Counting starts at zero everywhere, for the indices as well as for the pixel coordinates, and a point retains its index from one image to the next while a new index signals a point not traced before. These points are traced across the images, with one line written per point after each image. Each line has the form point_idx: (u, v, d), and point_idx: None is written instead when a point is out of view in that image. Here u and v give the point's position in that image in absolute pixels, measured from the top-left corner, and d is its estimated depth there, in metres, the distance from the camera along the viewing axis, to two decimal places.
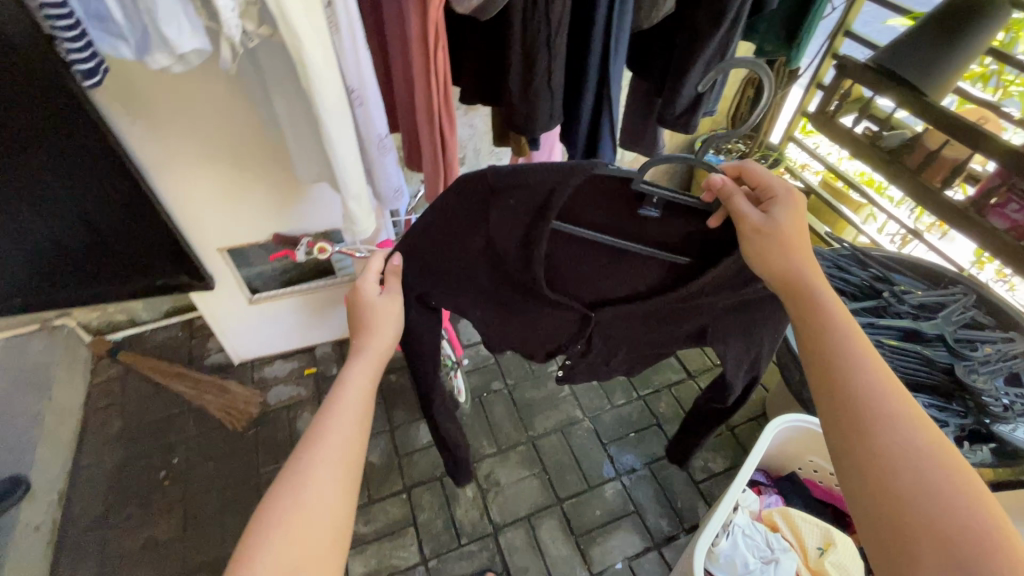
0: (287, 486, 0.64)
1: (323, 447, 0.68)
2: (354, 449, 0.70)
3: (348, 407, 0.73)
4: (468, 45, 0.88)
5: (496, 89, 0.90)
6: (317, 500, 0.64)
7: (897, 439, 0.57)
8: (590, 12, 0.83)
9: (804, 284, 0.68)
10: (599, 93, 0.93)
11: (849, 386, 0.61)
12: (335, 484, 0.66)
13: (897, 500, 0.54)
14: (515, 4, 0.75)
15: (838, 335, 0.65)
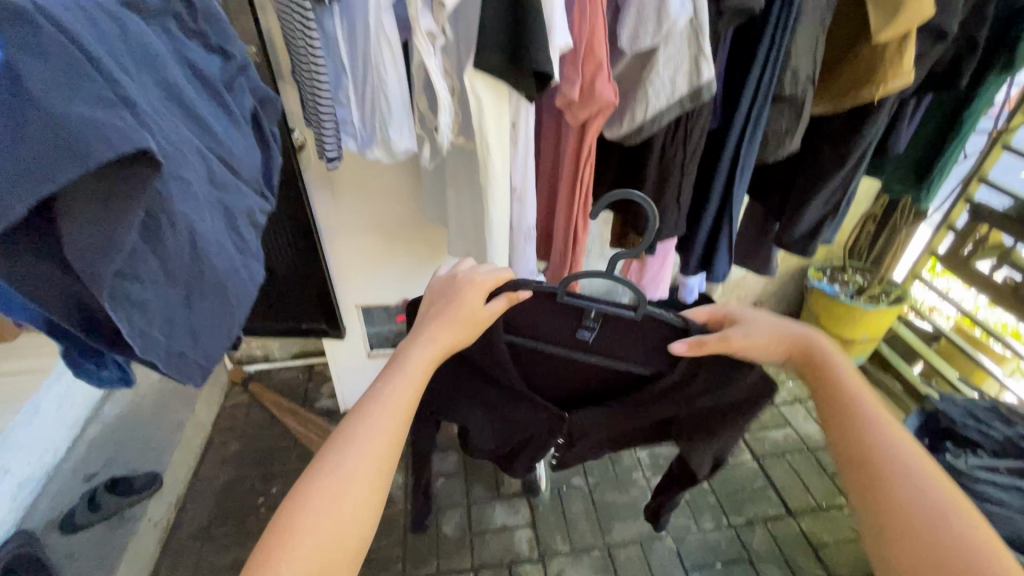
0: (307, 490, 0.51)
1: (356, 443, 0.55)
2: (392, 446, 0.57)
3: (395, 397, 0.60)
4: (608, 163, 1.03)
5: (627, 199, 1.04)
6: (342, 506, 0.51)
7: (911, 485, 0.52)
8: (722, 145, 0.96)
9: (813, 350, 0.66)
10: (722, 212, 1.03)
11: (854, 432, 0.57)
12: (363, 485, 0.53)
13: (914, 564, 0.48)
14: (657, 136, 0.90)
15: (846, 386, 0.61)
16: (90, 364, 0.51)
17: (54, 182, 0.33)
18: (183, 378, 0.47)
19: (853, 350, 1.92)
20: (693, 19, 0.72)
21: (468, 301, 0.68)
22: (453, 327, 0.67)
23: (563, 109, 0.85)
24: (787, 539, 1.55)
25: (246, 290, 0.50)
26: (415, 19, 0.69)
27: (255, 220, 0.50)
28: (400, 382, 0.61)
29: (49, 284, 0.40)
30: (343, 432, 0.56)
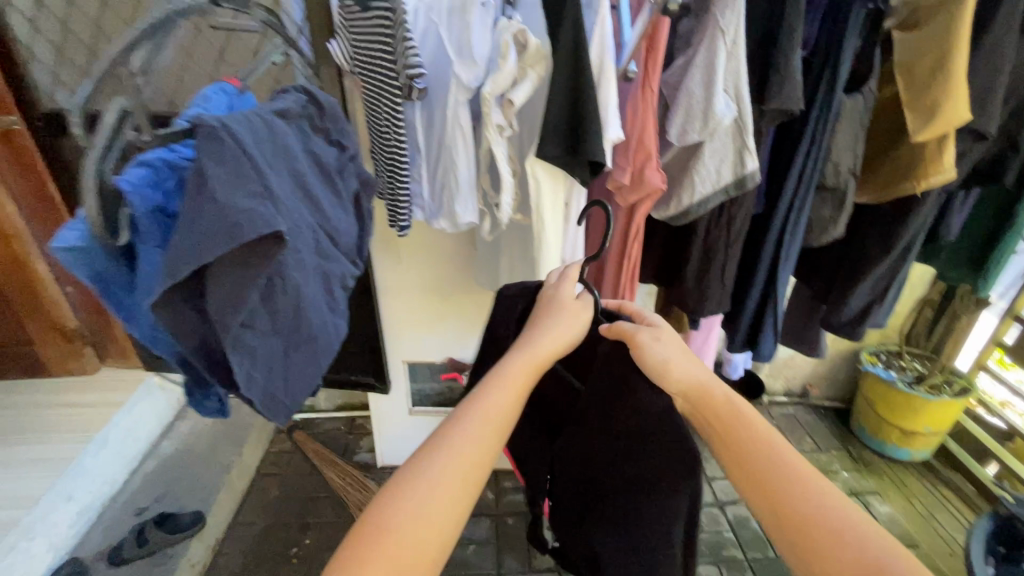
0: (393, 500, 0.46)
1: (447, 453, 0.49)
2: (483, 462, 0.51)
3: (494, 408, 0.53)
4: (654, 240, 1.09)
5: (672, 274, 1.08)
6: (425, 521, 0.46)
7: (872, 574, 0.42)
8: (765, 229, 1.00)
9: (707, 389, 0.55)
10: (766, 292, 1.05)
11: (787, 512, 0.47)
12: (448, 502, 0.47)
13: None
14: (702, 218, 0.96)
15: (754, 434, 0.51)
16: (196, 392, 0.57)
17: (212, 256, 0.39)
18: (271, 418, 0.53)
19: (917, 442, 1.80)
20: (738, 118, 0.80)
21: (574, 316, 0.62)
22: (557, 341, 0.60)
23: (613, 192, 0.93)
24: None
25: (331, 344, 0.56)
26: (487, 116, 0.79)
27: (344, 286, 0.58)
28: (498, 392, 0.54)
29: (187, 331, 0.45)
30: (434, 441, 0.50)
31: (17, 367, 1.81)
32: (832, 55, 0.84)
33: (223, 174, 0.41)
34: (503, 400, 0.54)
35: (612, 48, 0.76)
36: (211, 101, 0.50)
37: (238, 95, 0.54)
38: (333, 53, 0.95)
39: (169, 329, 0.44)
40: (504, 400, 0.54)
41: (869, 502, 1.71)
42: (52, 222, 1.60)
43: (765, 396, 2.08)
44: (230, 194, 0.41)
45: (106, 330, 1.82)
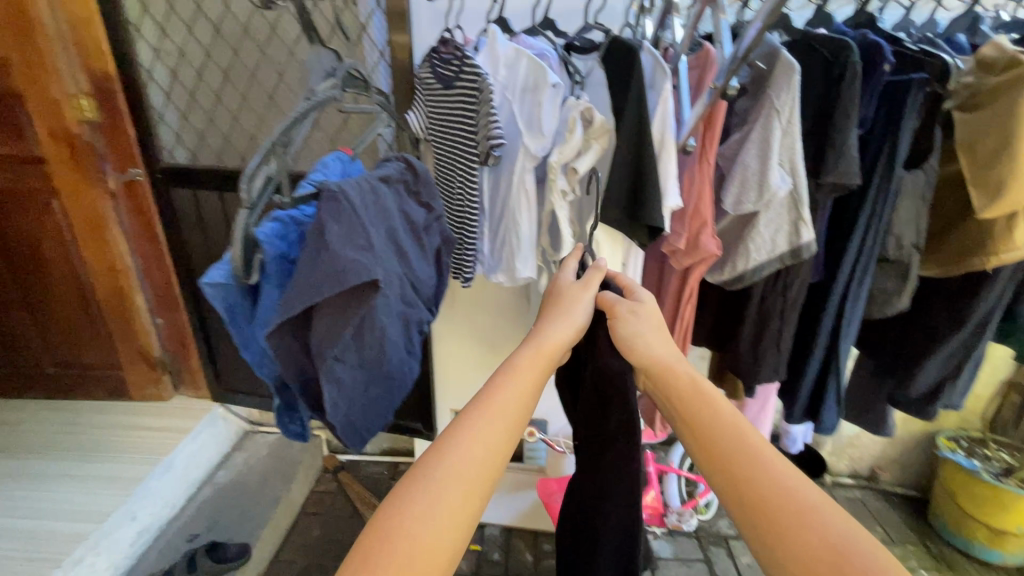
0: (400, 508, 0.43)
1: (452, 454, 0.47)
2: (494, 465, 0.48)
3: (501, 407, 0.51)
4: (707, 304, 1.10)
5: (726, 338, 1.08)
6: (436, 530, 0.43)
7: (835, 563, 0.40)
8: (824, 298, 0.99)
9: (673, 375, 0.55)
10: (826, 362, 1.03)
11: (751, 493, 0.45)
12: (454, 506, 0.44)
13: None
14: (757, 285, 0.97)
15: (723, 422, 0.50)
16: (284, 416, 0.64)
17: (322, 294, 0.47)
18: (348, 446, 0.58)
19: (1009, 544, 1.62)
20: (793, 191, 0.83)
21: (576, 298, 0.61)
22: (565, 330, 0.58)
23: (668, 255, 0.97)
24: None
25: (405, 382, 0.61)
26: (551, 182, 0.87)
27: (420, 330, 0.63)
28: (506, 394, 0.52)
29: (289, 357, 0.53)
30: (440, 447, 0.48)
31: (103, 388, 1.98)
32: (890, 133, 0.86)
33: (338, 228, 0.49)
34: (514, 400, 0.52)
35: (672, 123, 0.82)
36: (329, 167, 0.63)
37: (347, 164, 0.66)
38: (410, 122, 1.05)
39: (279, 355, 0.53)
40: (513, 402, 0.51)
41: None
42: (153, 259, 1.81)
43: (827, 476, 1.94)
44: (343, 245, 0.48)
45: (183, 359, 1.98)
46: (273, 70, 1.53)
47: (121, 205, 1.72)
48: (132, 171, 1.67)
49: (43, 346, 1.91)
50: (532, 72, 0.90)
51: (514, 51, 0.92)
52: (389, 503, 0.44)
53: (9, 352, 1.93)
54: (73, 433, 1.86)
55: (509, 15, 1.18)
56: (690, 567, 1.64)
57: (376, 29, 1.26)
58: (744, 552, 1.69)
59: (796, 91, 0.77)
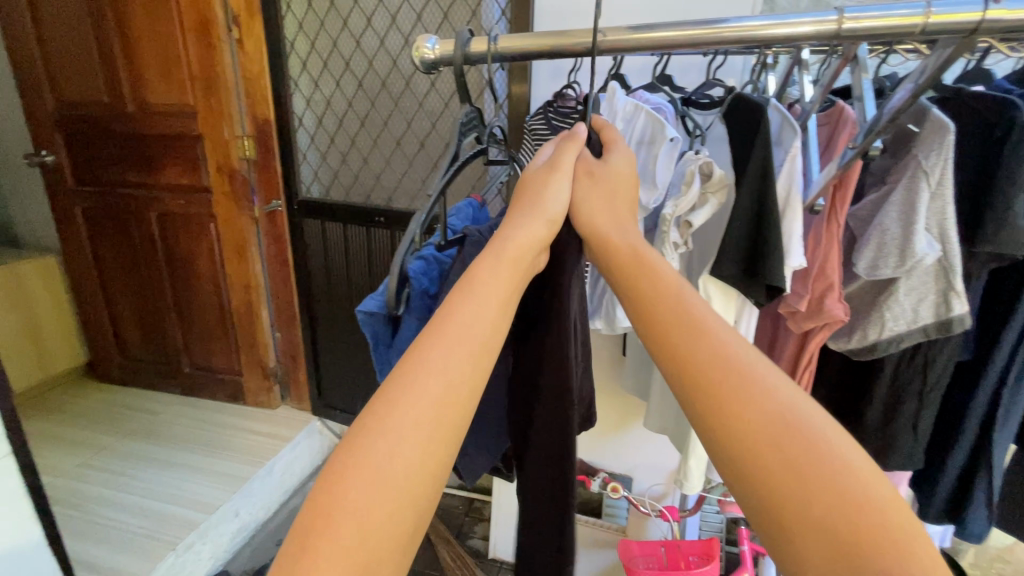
0: (359, 464, 0.36)
1: (409, 391, 0.39)
2: (459, 406, 0.40)
3: (463, 338, 0.42)
4: (827, 374, 1.01)
5: (849, 413, 0.97)
6: (395, 489, 0.36)
7: (800, 460, 0.38)
8: (974, 380, 0.87)
9: (618, 252, 0.53)
10: (975, 455, 0.89)
11: (695, 369, 0.44)
12: (413, 463, 0.37)
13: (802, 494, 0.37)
14: (891, 357, 0.87)
15: (667, 299, 0.48)
16: None
17: None
18: None
19: None
20: (942, 258, 0.75)
21: (548, 178, 0.56)
22: (535, 224, 0.52)
23: (784, 315, 0.91)
24: None
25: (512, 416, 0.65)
26: (665, 232, 0.85)
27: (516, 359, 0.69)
28: (468, 320, 0.43)
29: None
30: (396, 389, 0.40)
31: (226, 391, 2.22)
32: None
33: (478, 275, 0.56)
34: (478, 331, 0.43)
35: (800, 180, 0.79)
36: (462, 213, 0.71)
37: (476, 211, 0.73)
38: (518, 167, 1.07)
39: None
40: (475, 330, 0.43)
41: None
42: (281, 280, 2.03)
43: None
44: None
45: (292, 373, 2.16)
46: (402, 119, 1.69)
47: (263, 230, 1.97)
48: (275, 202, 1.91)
49: (184, 348, 2.20)
50: (650, 125, 0.91)
51: (632, 106, 0.93)
52: (344, 462, 0.37)
53: (158, 350, 2.24)
54: (198, 428, 2.08)
55: (626, 72, 1.23)
56: None
57: (498, 84, 1.37)
58: None
59: (949, 152, 0.71)
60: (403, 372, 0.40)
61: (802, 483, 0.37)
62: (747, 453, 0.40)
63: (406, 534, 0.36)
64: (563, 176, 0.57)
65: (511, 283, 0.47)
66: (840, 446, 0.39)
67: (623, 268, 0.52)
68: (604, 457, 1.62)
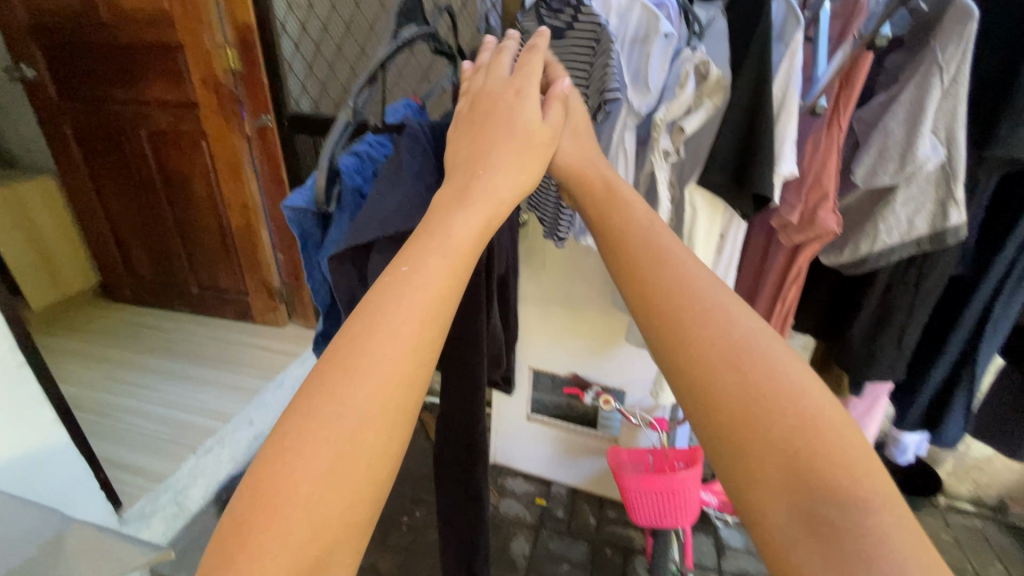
0: (283, 480, 0.32)
1: (346, 396, 0.35)
2: (396, 401, 0.36)
3: (402, 324, 0.38)
4: (819, 290, 0.99)
5: (836, 329, 0.98)
6: (338, 490, 0.33)
7: (760, 382, 0.36)
8: (966, 294, 0.85)
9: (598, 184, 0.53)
10: (959, 368, 0.90)
11: (655, 290, 0.42)
12: (361, 451, 0.35)
13: (756, 418, 0.35)
14: (883, 272, 0.85)
15: (638, 224, 0.47)
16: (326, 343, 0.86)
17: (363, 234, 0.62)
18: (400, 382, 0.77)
19: None
20: (945, 163, 0.71)
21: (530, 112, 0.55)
22: (510, 178, 0.50)
23: (776, 228, 0.88)
24: None
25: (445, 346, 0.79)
26: (655, 140, 0.81)
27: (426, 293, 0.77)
28: (407, 302, 0.39)
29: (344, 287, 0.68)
30: (323, 396, 0.35)
31: (234, 310, 2.28)
32: None
33: (410, 173, 0.65)
34: (411, 314, 0.38)
35: (799, 81, 0.73)
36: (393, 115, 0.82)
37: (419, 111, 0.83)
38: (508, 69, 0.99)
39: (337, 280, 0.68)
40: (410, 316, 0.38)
41: None
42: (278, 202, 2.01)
43: (941, 497, 1.73)
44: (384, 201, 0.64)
45: (297, 293, 2.20)
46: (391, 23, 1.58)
47: (255, 148, 1.91)
48: (264, 118, 1.84)
49: (191, 269, 2.24)
50: (644, 20, 0.83)
51: None
52: (267, 479, 0.32)
53: (165, 270, 2.29)
54: (211, 345, 2.17)
55: None
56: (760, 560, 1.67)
57: None
58: None
59: (969, 43, 0.64)
60: (355, 345, 0.37)
61: (757, 395, 0.36)
62: (702, 370, 0.38)
63: (357, 528, 0.34)
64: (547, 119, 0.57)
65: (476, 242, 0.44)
66: (815, 390, 0.36)
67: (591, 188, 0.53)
68: (597, 372, 1.66)
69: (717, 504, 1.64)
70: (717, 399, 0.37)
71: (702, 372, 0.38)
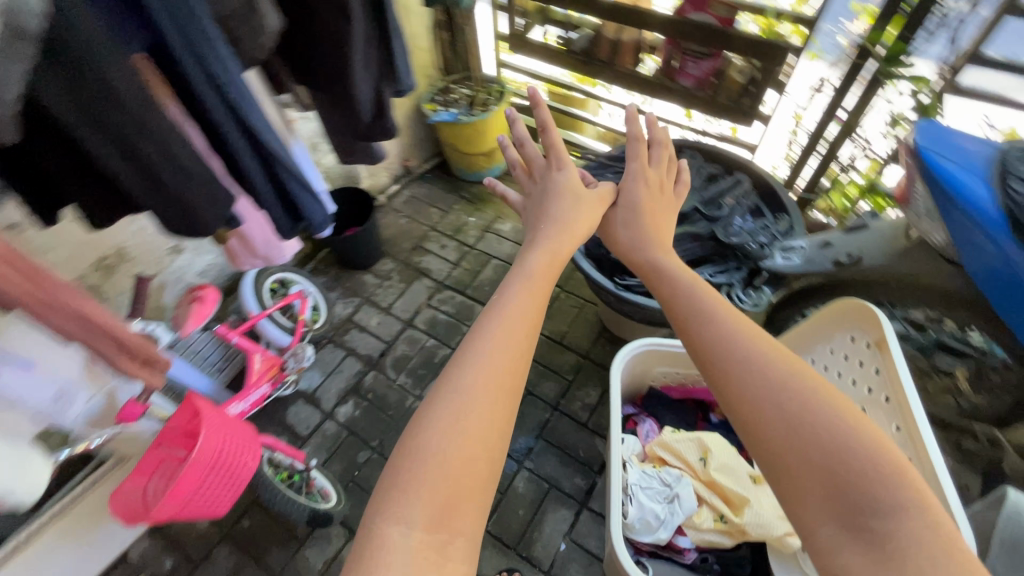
0: (428, 431, 0.55)
1: (467, 369, 0.59)
2: (500, 388, 0.59)
3: (510, 328, 0.64)
4: (53, 165, 0.64)
5: (123, 196, 0.70)
6: (462, 434, 0.55)
7: (794, 423, 0.49)
8: (179, 72, 0.63)
9: (676, 286, 0.66)
10: (261, 152, 0.77)
11: (700, 344, 0.57)
12: (472, 414, 0.56)
13: (789, 449, 0.48)
14: (49, 102, 0.54)
15: (704, 310, 0.60)
16: None
17: None
18: None
19: (498, 156, 2.20)
20: None
21: (583, 196, 0.84)
22: (562, 241, 0.77)
23: None
24: (543, 351, 1.73)
25: None
26: None
27: None
28: (510, 311, 0.65)
29: None
30: (449, 373, 0.60)
31: None
32: None
33: None
34: (499, 331, 0.63)
35: None
36: None
37: None
38: None
39: None
40: (515, 325, 0.64)
41: (497, 228, 2.08)
42: None
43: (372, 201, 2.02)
44: None
45: None
46: None
47: None
48: None
49: None
50: None
51: None
52: (416, 433, 0.56)
53: None
54: None
55: None
56: (341, 372, 1.72)
57: None
58: (370, 317, 1.86)
59: None
60: (469, 339, 0.63)
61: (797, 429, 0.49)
62: (748, 405, 0.52)
63: (486, 465, 0.55)
64: (602, 209, 0.83)
65: (536, 297, 0.68)
66: (852, 436, 0.48)
67: (649, 282, 0.70)
68: None
69: (268, 383, 1.44)
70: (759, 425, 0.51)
71: (750, 401, 0.52)
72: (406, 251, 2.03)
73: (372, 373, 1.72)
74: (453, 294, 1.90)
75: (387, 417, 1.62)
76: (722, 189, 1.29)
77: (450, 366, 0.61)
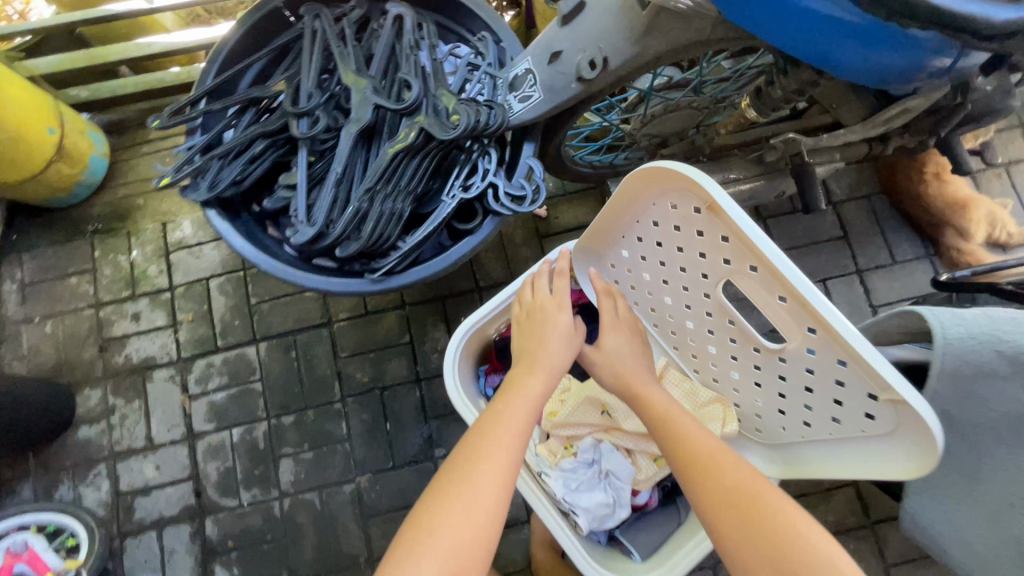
0: (432, 512, 0.60)
1: (475, 474, 0.62)
2: (494, 495, 0.62)
3: (509, 443, 0.66)
4: None
5: None
6: (465, 519, 0.60)
7: (759, 525, 0.58)
8: None
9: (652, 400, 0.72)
10: None
11: (691, 457, 0.66)
12: (472, 515, 0.60)
13: (753, 546, 0.58)
14: None
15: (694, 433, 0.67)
16: None
17: None
18: None
19: (79, 147, 1.37)
20: None
21: (562, 327, 0.78)
22: (552, 367, 0.76)
23: None
24: (356, 335, 1.36)
25: None
26: None
27: None
28: (511, 428, 0.67)
29: None
30: (452, 466, 0.64)
31: None
32: None
33: None
34: (507, 442, 0.66)
35: None
36: None
37: None
38: None
39: None
40: (514, 439, 0.67)
41: (178, 238, 1.42)
42: None
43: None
44: None
45: None
46: None
47: None
48: None
49: None
50: None
51: None
52: (424, 512, 0.61)
53: None
54: None
55: None
56: (172, 552, 1.26)
57: None
58: (140, 469, 1.31)
59: None
60: (474, 435, 0.67)
61: (755, 530, 0.58)
62: (722, 513, 0.61)
63: (480, 547, 0.59)
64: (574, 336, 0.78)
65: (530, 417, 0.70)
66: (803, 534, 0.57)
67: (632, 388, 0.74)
68: None
69: None
70: (721, 530, 0.61)
71: (716, 510, 0.61)
72: (97, 359, 1.36)
73: (206, 519, 1.28)
74: (207, 357, 1.36)
75: (270, 545, 1.27)
76: (389, 48, 0.86)
77: (450, 462, 0.65)
